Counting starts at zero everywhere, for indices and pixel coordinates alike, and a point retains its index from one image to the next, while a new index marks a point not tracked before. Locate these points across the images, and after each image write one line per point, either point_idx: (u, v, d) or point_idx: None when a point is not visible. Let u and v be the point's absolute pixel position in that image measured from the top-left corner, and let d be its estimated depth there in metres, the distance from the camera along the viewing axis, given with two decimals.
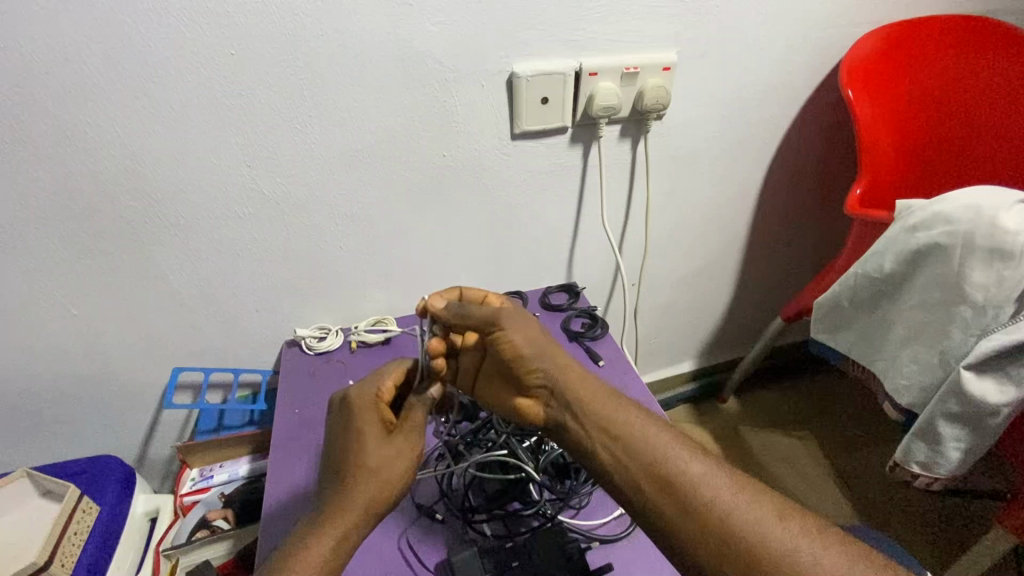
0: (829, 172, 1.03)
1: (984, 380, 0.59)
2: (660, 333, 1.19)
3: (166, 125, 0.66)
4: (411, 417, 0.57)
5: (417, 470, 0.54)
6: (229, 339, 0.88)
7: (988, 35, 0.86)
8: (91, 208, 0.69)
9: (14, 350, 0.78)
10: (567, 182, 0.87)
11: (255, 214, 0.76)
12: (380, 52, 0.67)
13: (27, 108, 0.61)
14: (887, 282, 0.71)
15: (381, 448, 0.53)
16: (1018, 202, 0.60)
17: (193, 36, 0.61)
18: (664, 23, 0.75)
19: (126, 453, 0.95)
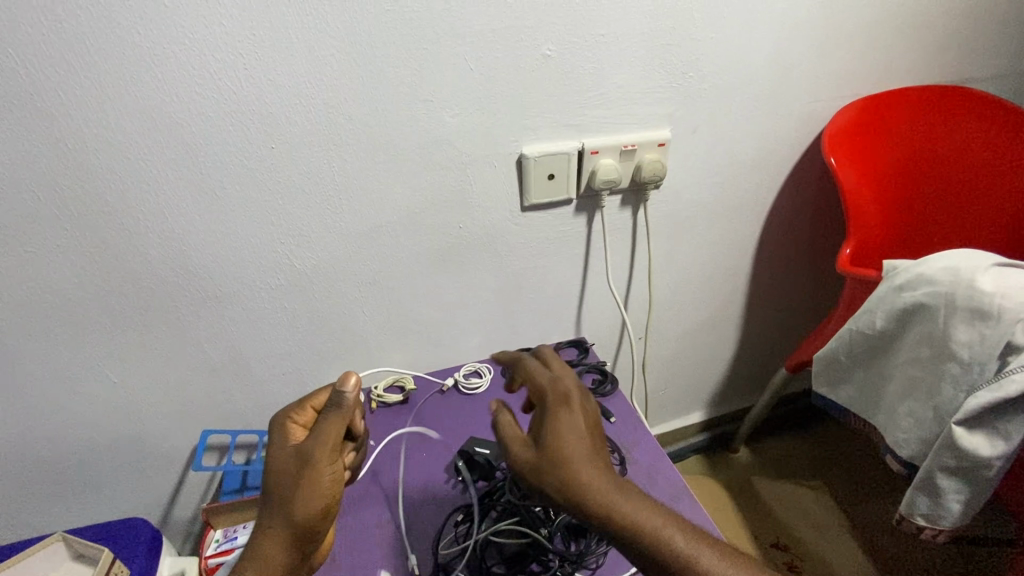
0: (822, 229, 1.09)
1: (975, 435, 0.63)
2: (667, 384, 1.22)
3: (210, 211, 0.73)
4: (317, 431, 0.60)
5: (323, 483, 0.57)
6: (255, 401, 0.92)
7: (959, 103, 0.93)
8: (139, 285, 0.76)
9: (57, 417, 0.83)
10: (573, 247, 0.94)
11: (285, 286, 0.82)
12: (403, 141, 0.75)
13: (89, 200, 0.68)
14: (879, 337, 0.76)
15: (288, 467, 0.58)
16: (992, 265, 0.65)
17: (239, 135, 0.69)
18: (658, 106, 0.83)
19: (152, 513, 0.98)
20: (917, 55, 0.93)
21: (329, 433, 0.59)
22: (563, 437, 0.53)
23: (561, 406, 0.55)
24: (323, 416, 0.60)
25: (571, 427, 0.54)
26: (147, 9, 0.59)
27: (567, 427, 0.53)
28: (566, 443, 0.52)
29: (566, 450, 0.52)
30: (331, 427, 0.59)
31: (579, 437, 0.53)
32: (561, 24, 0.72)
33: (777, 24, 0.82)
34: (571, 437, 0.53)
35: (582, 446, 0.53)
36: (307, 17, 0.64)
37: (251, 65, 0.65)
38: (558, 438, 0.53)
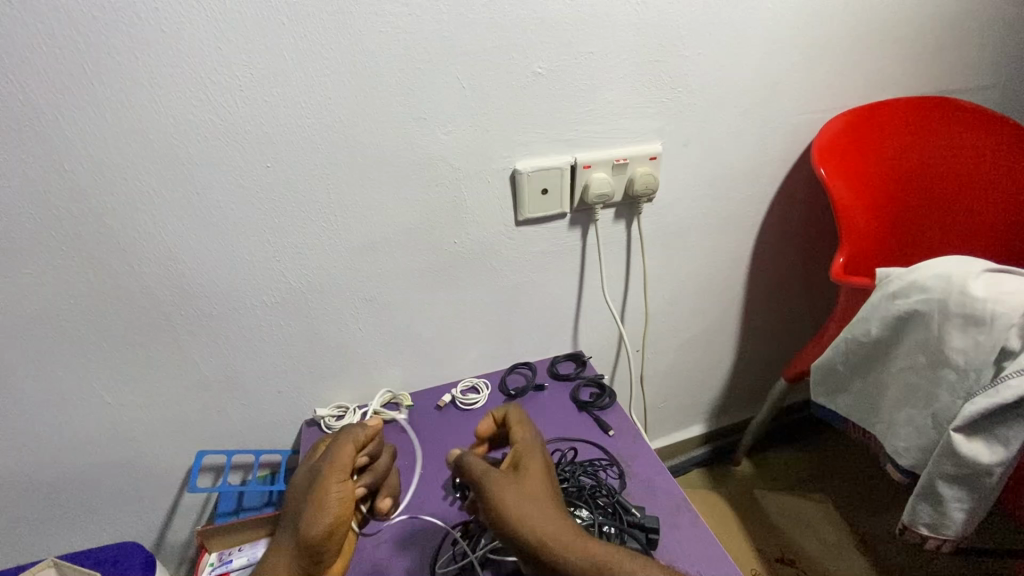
0: (815, 239, 1.09)
1: (974, 441, 0.62)
2: (666, 397, 1.22)
3: (205, 229, 0.74)
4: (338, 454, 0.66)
5: (333, 499, 0.61)
6: (251, 421, 0.92)
7: (944, 114, 0.95)
8: (135, 306, 0.76)
9: (51, 440, 0.82)
10: (569, 261, 0.94)
11: (281, 303, 0.82)
12: (397, 158, 0.76)
13: (85, 223, 0.69)
14: (875, 345, 0.76)
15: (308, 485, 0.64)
16: (983, 270, 0.66)
17: (236, 155, 0.70)
18: (649, 120, 0.85)
19: (146, 537, 0.97)
20: (901, 68, 0.95)
21: (340, 458, 0.65)
22: (528, 519, 0.54)
23: (511, 486, 0.57)
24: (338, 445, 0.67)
25: (524, 503, 0.55)
26: (145, 34, 0.61)
27: (521, 504, 0.55)
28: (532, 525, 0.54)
29: (540, 533, 0.53)
30: (344, 453, 0.66)
31: (539, 512, 0.55)
32: (550, 42, 0.74)
33: (762, 40, 0.84)
34: (532, 512, 0.55)
35: (543, 517, 0.55)
36: (301, 40, 0.66)
37: (247, 87, 0.66)
38: (524, 524, 0.54)
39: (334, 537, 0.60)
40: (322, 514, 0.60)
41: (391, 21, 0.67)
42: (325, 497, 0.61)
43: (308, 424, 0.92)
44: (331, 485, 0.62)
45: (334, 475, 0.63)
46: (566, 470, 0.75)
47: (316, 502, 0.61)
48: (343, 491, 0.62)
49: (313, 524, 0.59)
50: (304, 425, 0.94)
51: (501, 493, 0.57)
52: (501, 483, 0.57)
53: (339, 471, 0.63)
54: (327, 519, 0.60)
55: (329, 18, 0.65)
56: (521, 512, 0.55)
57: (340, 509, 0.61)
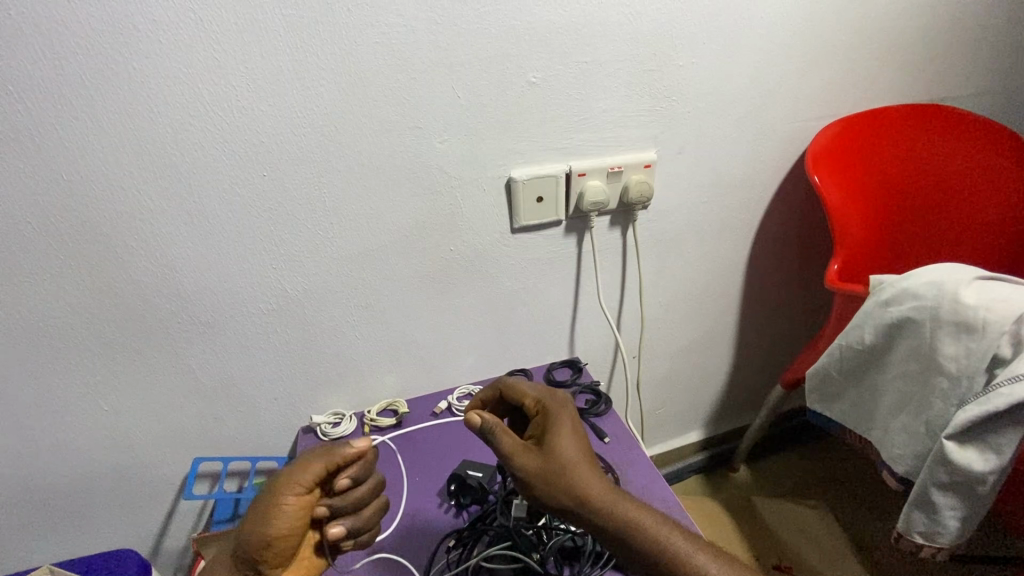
0: (810, 247, 1.10)
1: (968, 449, 0.63)
2: (663, 404, 1.22)
3: (201, 237, 0.74)
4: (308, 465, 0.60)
5: (277, 518, 0.56)
6: (247, 428, 0.92)
7: (936, 121, 0.96)
8: (132, 313, 0.76)
9: (48, 447, 0.82)
10: (565, 268, 0.94)
11: (277, 311, 0.83)
12: (393, 167, 0.77)
13: (82, 231, 0.69)
14: (869, 352, 0.76)
15: (272, 479, 0.61)
16: (974, 278, 0.66)
17: (233, 164, 0.71)
18: (643, 129, 0.85)
19: (141, 545, 0.97)
20: (895, 76, 0.96)
21: (303, 470, 0.59)
22: (563, 441, 0.60)
23: (563, 411, 0.64)
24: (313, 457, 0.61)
25: (570, 426, 0.62)
26: (144, 46, 0.62)
27: (565, 426, 0.62)
28: (572, 447, 0.59)
29: (572, 455, 0.58)
30: (310, 467, 0.59)
31: (578, 440, 0.61)
32: (545, 52, 0.75)
33: (756, 49, 0.85)
34: (574, 437, 0.61)
35: (581, 446, 0.60)
36: (298, 51, 0.66)
37: (244, 97, 0.67)
38: (560, 441, 0.60)
39: (277, 552, 0.56)
40: (269, 528, 0.56)
41: (387, 32, 0.68)
42: (268, 513, 0.56)
43: (304, 431, 0.92)
44: (283, 498, 0.57)
45: (287, 486, 0.58)
46: None
47: (266, 510, 0.56)
48: (294, 507, 0.57)
49: (256, 532, 0.56)
50: (300, 431, 0.93)
51: (550, 415, 0.64)
52: (555, 405, 0.65)
53: (294, 484, 0.58)
54: (272, 532, 0.56)
55: (325, 29, 0.66)
56: (561, 433, 0.61)
57: (288, 525, 0.56)
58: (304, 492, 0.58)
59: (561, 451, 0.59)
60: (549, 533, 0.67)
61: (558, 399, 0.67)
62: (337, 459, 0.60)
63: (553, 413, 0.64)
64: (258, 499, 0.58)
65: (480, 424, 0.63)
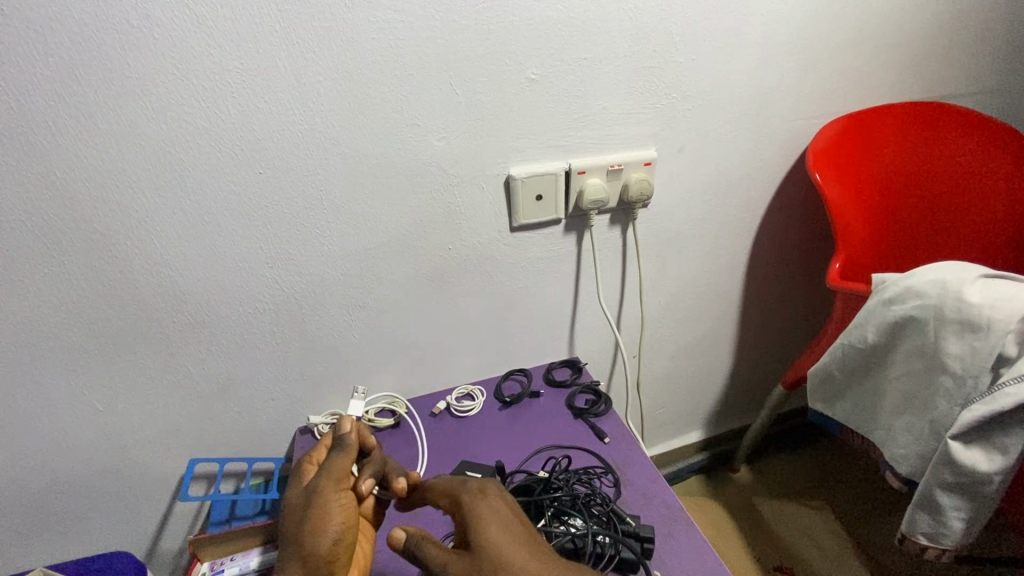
0: (811, 246, 1.09)
1: (973, 450, 0.62)
2: (664, 404, 1.21)
3: (196, 235, 0.73)
4: (329, 464, 0.62)
5: (332, 522, 0.56)
6: (244, 429, 0.91)
7: (938, 118, 0.95)
8: (127, 313, 0.76)
9: (41, 449, 0.81)
10: (565, 266, 0.94)
11: (274, 310, 0.82)
12: (391, 165, 0.76)
13: (76, 229, 0.68)
14: (871, 351, 0.76)
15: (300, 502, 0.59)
16: (979, 276, 0.66)
17: (228, 161, 0.70)
18: (644, 126, 0.85)
19: (136, 547, 0.96)
20: (898, 71, 0.95)
21: (331, 467, 0.61)
22: (489, 531, 0.52)
23: (480, 504, 0.55)
24: (330, 459, 0.63)
25: (495, 516, 0.54)
26: (137, 41, 0.61)
27: (486, 518, 0.53)
28: (496, 542, 0.51)
29: (502, 545, 0.50)
30: (337, 464, 0.62)
31: (510, 530, 0.52)
32: (544, 47, 0.74)
33: (756, 47, 0.84)
34: (501, 529, 0.52)
35: (515, 536, 0.52)
36: (294, 46, 0.65)
37: (239, 93, 0.66)
38: (485, 537, 0.51)
39: (348, 546, 0.57)
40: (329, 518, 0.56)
41: (382, 27, 0.67)
42: (322, 517, 0.56)
43: (302, 432, 0.92)
44: (336, 496, 0.58)
45: (333, 485, 0.59)
46: (561, 478, 0.74)
47: (321, 515, 0.57)
48: (349, 500, 0.59)
49: (323, 513, 0.57)
50: (298, 433, 0.93)
51: (467, 513, 0.55)
52: (477, 495, 0.57)
53: (338, 482, 0.60)
54: (337, 531, 0.56)
55: (321, 23, 0.65)
56: (484, 524, 0.53)
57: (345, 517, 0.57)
58: (347, 487, 0.61)
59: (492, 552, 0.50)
60: (549, 534, 0.65)
61: (478, 488, 0.58)
62: (350, 448, 0.63)
63: (471, 512, 0.55)
64: (299, 519, 0.57)
65: (401, 543, 0.53)
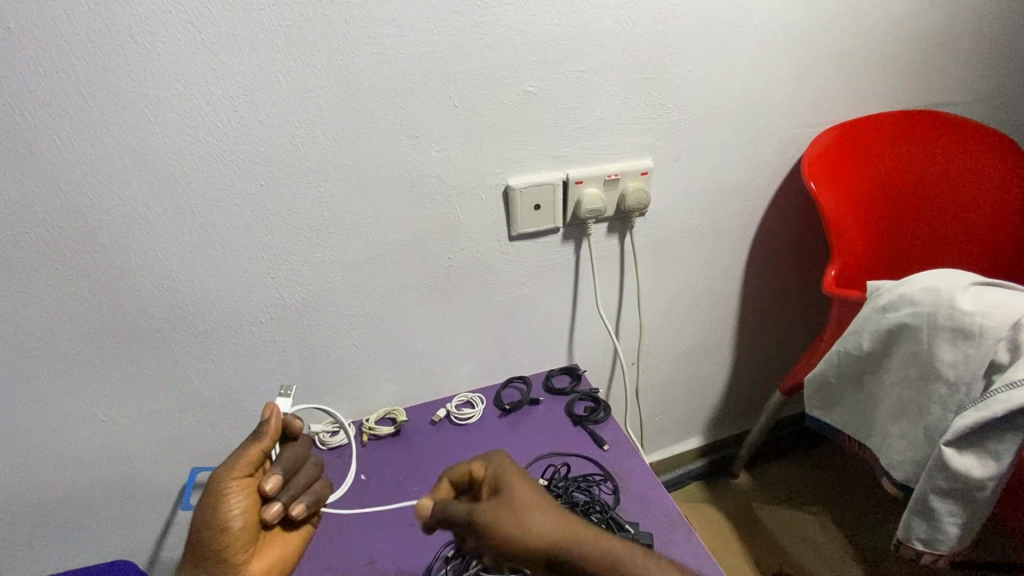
0: (808, 252, 1.10)
1: (966, 456, 0.62)
2: (663, 410, 1.21)
3: (198, 246, 0.74)
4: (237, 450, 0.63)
5: (226, 511, 0.60)
6: (245, 438, 0.92)
7: (932, 126, 0.96)
8: (130, 323, 0.76)
9: (44, 458, 0.82)
10: (563, 274, 0.95)
11: (275, 319, 0.83)
12: (391, 176, 0.77)
13: (79, 240, 0.69)
14: (866, 358, 0.76)
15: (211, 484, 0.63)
16: (972, 284, 0.66)
17: (230, 173, 0.71)
18: (640, 136, 0.86)
19: (138, 556, 0.97)
20: (891, 79, 0.96)
21: (236, 454, 0.62)
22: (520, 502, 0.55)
23: (503, 475, 0.58)
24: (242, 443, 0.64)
25: (521, 488, 0.57)
26: (142, 58, 0.62)
27: (514, 486, 0.57)
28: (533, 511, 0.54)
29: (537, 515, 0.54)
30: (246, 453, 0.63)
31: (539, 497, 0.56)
32: (541, 60, 0.75)
33: (749, 57, 0.85)
34: (530, 497, 0.56)
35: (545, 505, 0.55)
36: (295, 60, 0.67)
37: (241, 106, 0.67)
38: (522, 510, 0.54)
39: (237, 535, 0.60)
40: (224, 509, 0.60)
41: (383, 42, 0.68)
42: (220, 505, 0.60)
43: None
44: (228, 486, 0.61)
45: (229, 473, 0.61)
46: (560, 486, 0.75)
47: (211, 505, 0.60)
48: (243, 490, 0.61)
49: (217, 504, 0.60)
50: None
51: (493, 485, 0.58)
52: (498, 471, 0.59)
53: (236, 468, 0.61)
54: (226, 518, 0.60)
55: (322, 38, 0.66)
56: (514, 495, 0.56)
57: (241, 506, 0.61)
58: (245, 475, 0.62)
59: (497, 528, 0.53)
60: None
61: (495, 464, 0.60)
62: (264, 438, 0.63)
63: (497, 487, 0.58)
64: (199, 501, 0.61)
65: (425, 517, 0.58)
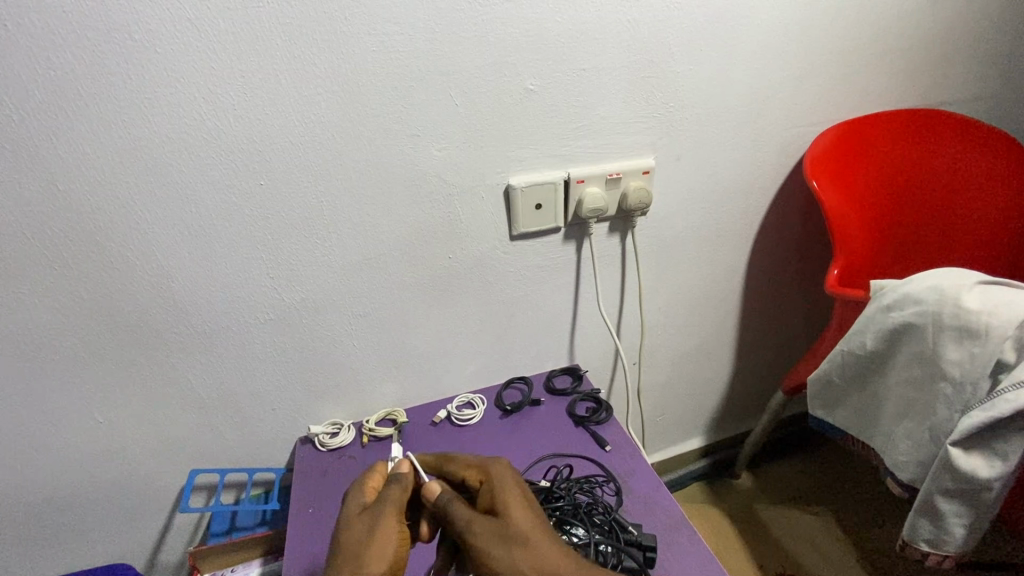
0: (810, 252, 1.10)
1: (972, 456, 0.62)
2: (664, 410, 1.21)
3: (197, 246, 0.73)
4: (393, 494, 0.59)
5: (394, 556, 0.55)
6: (244, 440, 0.91)
7: (934, 125, 0.95)
8: (128, 324, 0.76)
9: (41, 461, 0.81)
10: (564, 274, 0.94)
11: (274, 320, 0.82)
12: (392, 175, 0.76)
13: (77, 240, 0.68)
14: (870, 358, 0.76)
15: (358, 536, 0.56)
16: (977, 283, 0.66)
17: (228, 172, 0.70)
18: (642, 135, 0.85)
19: (136, 559, 0.96)
20: (893, 78, 0.96)
21: (395, 499, 0.59)
22: (513, 511, 0.55)
23: (505, 478, 0.59)
24: (390, 487, 0.60)
25: (519, 498, 0.56)
26: (140, 55, 0.61)
27: (513, 496, 0.56)
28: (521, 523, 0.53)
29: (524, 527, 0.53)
30: (397, 496, 0.59)
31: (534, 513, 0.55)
32: (543, 59, 0.75)
33: (752, 56, 0.85)
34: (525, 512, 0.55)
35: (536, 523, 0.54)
36: (295, 58, 0.66)
37: (240, 105, 0.67)
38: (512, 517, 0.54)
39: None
40: (389, 553, 0.55)
41: (384, 40, 0.68)
42: (386, 548, 0.55)
43: (301, 442, 0.92)
44: (393, 530, 0.56)
45: (393, 517, 0.57)
46: (562, 487, 0.74)
47: (378, 550, 0.55)
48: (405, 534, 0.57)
49: (388, 550, 0.55)
50: (297, 442, 0.93)
51: (494, 485, 0.58)
52: (500, 472, 0.60)
53: (398, 513, 0.58)
54: (393, 567, 0.54)
55: (322, 36, 0.66)
56: (510, 504, 0.56)
57: (403, 553, 0.56)
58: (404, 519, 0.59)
59: (493, 489, 0.58)
60: None
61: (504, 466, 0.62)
62: (413, 481, 0.62)
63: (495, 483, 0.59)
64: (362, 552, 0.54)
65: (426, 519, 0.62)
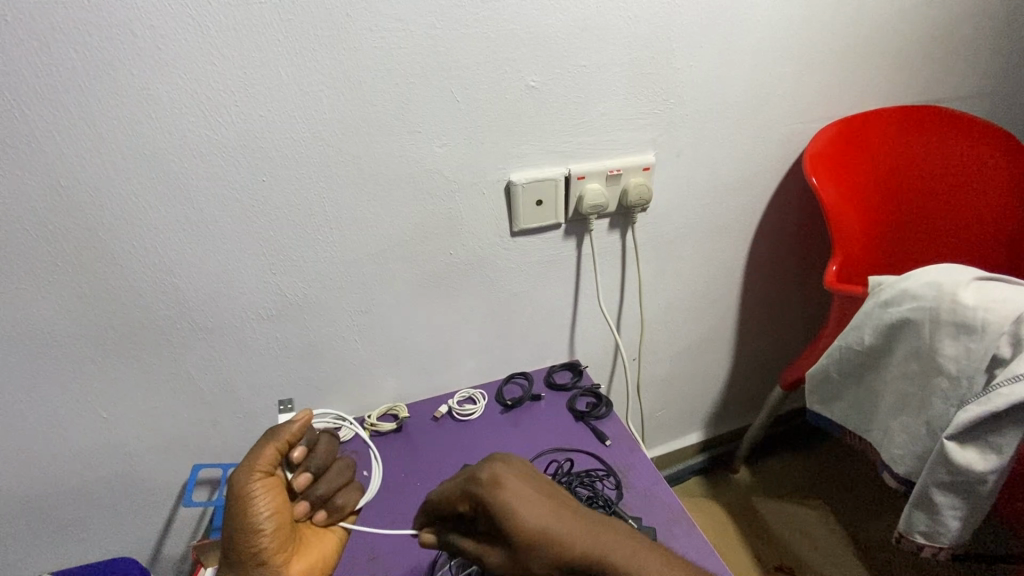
0: (808, 248, 1.10)
1: (968, 450, 0.63)
2: (663, 405, 1.22)
3: (199, 242, 0.74)
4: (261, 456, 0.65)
5: (261, 519, 0.62)
6: (246, 435, 0.92)
7: (932, 122, 0.96)
8: (131, 320, 0.76)
9: (44, 456, 0.82)
10: (565, 270, 0.95)
11: (277, 316, 0.83)
12: (393, 171, 0.77)
13: (79, 236, 0.69)
14: (868, 353, 0.77)
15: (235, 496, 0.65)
16: (974, 280, 0.67)
17: (230, 168, 0.70)
18: (642, 131, 0.86)
19: (139, 553, 0.97)
20: (893, 74, 0.96)
21: (259, 456, 0.65)
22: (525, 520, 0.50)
23: (496, 489, 0.52)
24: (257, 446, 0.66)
25: (520, 495, 0.51)
26: (142, 51, 0.61)
27: (514, 502, 0.51)
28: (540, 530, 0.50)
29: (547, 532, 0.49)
30: (263, 455, 0.65)
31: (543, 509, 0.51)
32: (544, 55, 0.75)
33: (752, 52, 0.85)
34: (534, 511, 0.50)
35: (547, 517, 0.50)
36: (297, 55, 0.66)
37: (242, 102, 0.67)
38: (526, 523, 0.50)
39: (274, 535, 0.63)
40: (253, 513, 0.62)
41: (386, 37, 0.68)
42: (252, 509, 0.62)
43: None
44: (253, 489, 0.63)
45: (253, 477, 0.64)
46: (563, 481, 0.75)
47: (242, 508, 0.62)
48: (269, 490, 0.64)
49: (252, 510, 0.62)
50: None
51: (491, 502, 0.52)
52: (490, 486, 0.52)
53: (260, 471, 0.65)
54: (259, 522, 0.62)
55: (323, 32, 0.66)
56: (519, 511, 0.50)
57: (270, 507, 0.63)
58: (268, 475, 0.65)
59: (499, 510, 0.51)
60: None
61: (489, 470, 0.54)
62: (280, 437, 0.67)
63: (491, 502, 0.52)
64: (228, 510, 0.63)
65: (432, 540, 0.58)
